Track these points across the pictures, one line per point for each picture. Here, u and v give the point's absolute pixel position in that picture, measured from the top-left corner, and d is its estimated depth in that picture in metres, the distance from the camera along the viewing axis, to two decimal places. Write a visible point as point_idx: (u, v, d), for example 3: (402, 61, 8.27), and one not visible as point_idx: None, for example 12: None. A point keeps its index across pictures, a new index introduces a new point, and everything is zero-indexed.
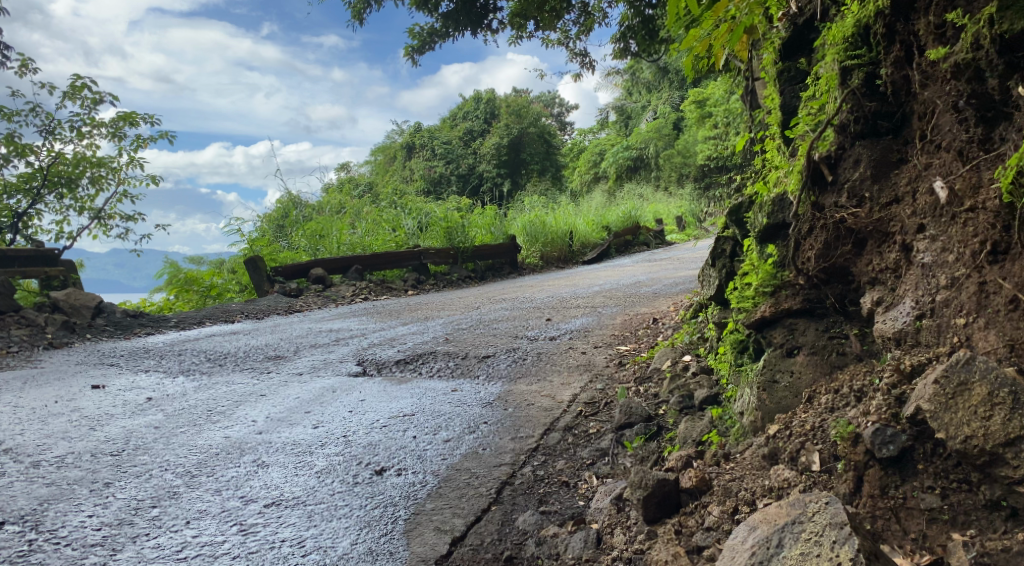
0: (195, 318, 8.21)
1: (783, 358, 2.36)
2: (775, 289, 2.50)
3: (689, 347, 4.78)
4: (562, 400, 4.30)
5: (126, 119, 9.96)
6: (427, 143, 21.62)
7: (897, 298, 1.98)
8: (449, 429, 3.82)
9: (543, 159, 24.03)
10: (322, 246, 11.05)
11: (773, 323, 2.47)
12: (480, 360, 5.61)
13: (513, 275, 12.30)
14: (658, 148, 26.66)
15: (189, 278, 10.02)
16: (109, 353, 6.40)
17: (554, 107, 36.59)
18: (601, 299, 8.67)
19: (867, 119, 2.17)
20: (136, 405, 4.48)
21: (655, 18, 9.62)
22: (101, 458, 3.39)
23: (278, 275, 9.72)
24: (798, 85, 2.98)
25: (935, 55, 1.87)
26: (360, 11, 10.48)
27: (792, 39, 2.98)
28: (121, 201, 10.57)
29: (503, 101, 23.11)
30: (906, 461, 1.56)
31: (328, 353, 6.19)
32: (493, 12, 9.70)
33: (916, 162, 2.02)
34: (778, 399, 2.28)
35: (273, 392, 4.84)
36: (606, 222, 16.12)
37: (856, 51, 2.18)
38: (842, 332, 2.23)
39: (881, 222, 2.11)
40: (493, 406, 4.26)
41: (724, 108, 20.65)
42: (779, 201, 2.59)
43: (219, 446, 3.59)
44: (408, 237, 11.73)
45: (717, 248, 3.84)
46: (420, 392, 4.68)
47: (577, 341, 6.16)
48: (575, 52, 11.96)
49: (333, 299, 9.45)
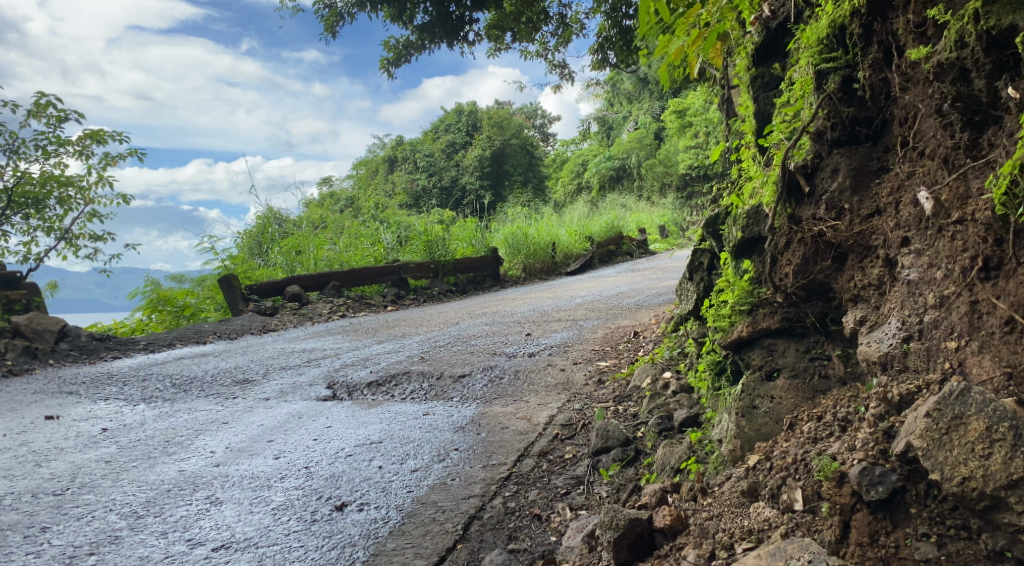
0: (165, 341, 7.95)
1: (762, 382, 2.21)
2: (751, 309, 2.34)
3: (669, 364, 4.63)
4: (537, 422, 4.13)
5: (94, 137, 9.70)
6: (409, 156, 21.79)
7: (882, 318, 1.83)
8: (418, 457, 3.64)
9: (525, 171, 23.95)
10: (299, 263, 10.76)
11: (751, 343, 2.32)
12: (456, 380, 5.43)
13: (495, 288, 12.13)
14: (640, 157, 26.70)
15: (161, 297, 9.57)
16: (70, 380, 6.13)
17: (536, 119, 36.62)
18: (583, 312, 8.52)
19: (845, 125, 2.03)
20: (90, 437, 4.26)
21: (632, 28, 9.56)
22: (42, 499, 3.16)
23: (252, 293, 9.49)
24: (772, 92, 2.85)
25: (917, 55, 1.74)
26: (334, 24, 10.34)
27: (765, 43, 2.88)
28: (90, 221, 10.29)
29: (484, 114, 23.06)
30: (897, 503, 1.40)
31: (299, 375, 5.97)
32: (470, 24, 9.60)
33: (898, 171, 1.88)
34: (757, 426, 2.13)
35: (237, 420, 4.63)
36: (589, 232, 16.03)
37: (832, 54, 2.05)
38: (824, 353, 2.09)
39: (863, 235, 1.96)
40: (466, 431, 4.08)
41: (705, 117, 20.72)
42: (754, 213, 2.43)
43: (172, 482, 3.38)
44: (387, 252, 11.53)
45: (695, 261, 3.72)
46: (390, 417, 4.49)
47: (557, 357, 6.00)
48: (554, 63, 11.89)
49: (310, 316, 9.23)
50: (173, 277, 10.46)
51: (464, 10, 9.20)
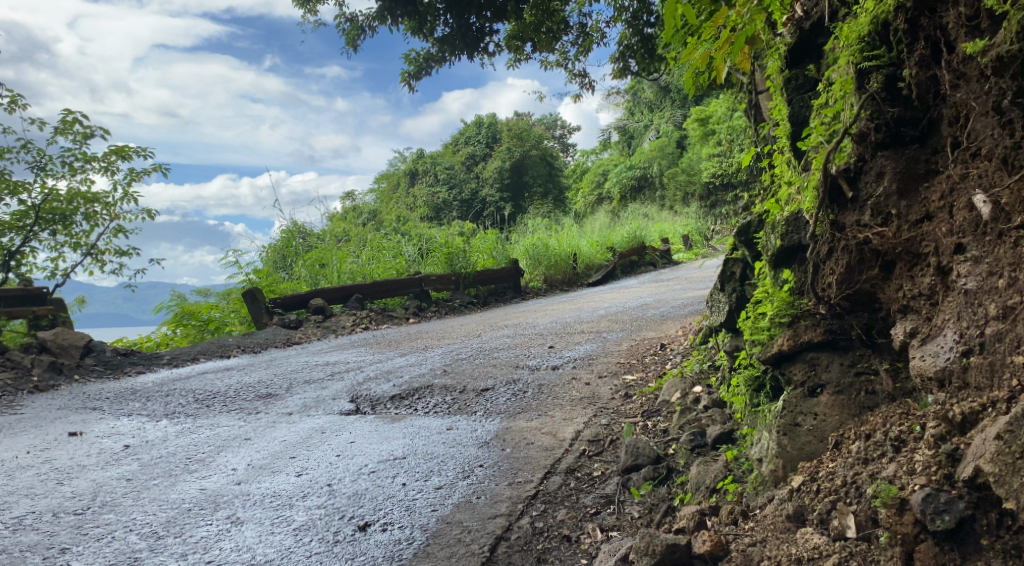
0: (188, 355, 7.96)
1: (806, 399, 2.10)
2: (792, 321, 2.22)
3: (699, 377, 4.53)
4: (564, 438, 4.03)
5: (119, 153, 9.81)
6: (430, 169, 21.83)
7: (936, 330, 1.71)
8: (442, 474, 3.57)
9: (546, 182, 23.90)
10: (322, 276, 10.77)
11: (792, 357, 2.20)
12: (479, 393, 5.35)
13: (517, 299, 12.05)
14: (661, 167, 26.56)
15: (186, 311, 9.64)
16: (94, 396, 6.14)
17: (555, 130, 36.64)
18: (606, 323, 8.41)
19: (889, 126, 1.92)
20: (112, 454, 4.23)
21: (654, 37, 9.48)
22: (62, 519, 3.13)
23: (276, 306, 9.48)
24: (806, 94, 2.76)
25: (973, 49, 1.63)
26: (355, 37, 10.39)
27: (798, 45, 2.80)
28: (116, 236, 10.39)
29: (504, 125, 23.09)
30: (965, 533, 1.29)
31: (322, 389, 5.93)
32: (490, 35, 9.56)
33: (949, 174, 1.77)
34: (800, 445, 2.03)
35: (259, 436, 4.59)
36: (611, 242, 15.91)
37: (874, 51, 1.95)
38: (871, 367, 1.98)
39: (912, 242, 1.84)
40: (490, 446, 3.99)
41: (726, 126, 20.56)
42: (793, 220, 2.31)
43: (193, 501, 3.34)
44: (409, 264, 11.51)
45: (727, 271, 3.65)
46: (414, 432, 4.42)
47: (582, 369, 5.90)
48: (574, 73, 11.84)
49: (333, 329, 9.21)
50: (198, 291, 10.50)
51: (485, 21, 9.19)
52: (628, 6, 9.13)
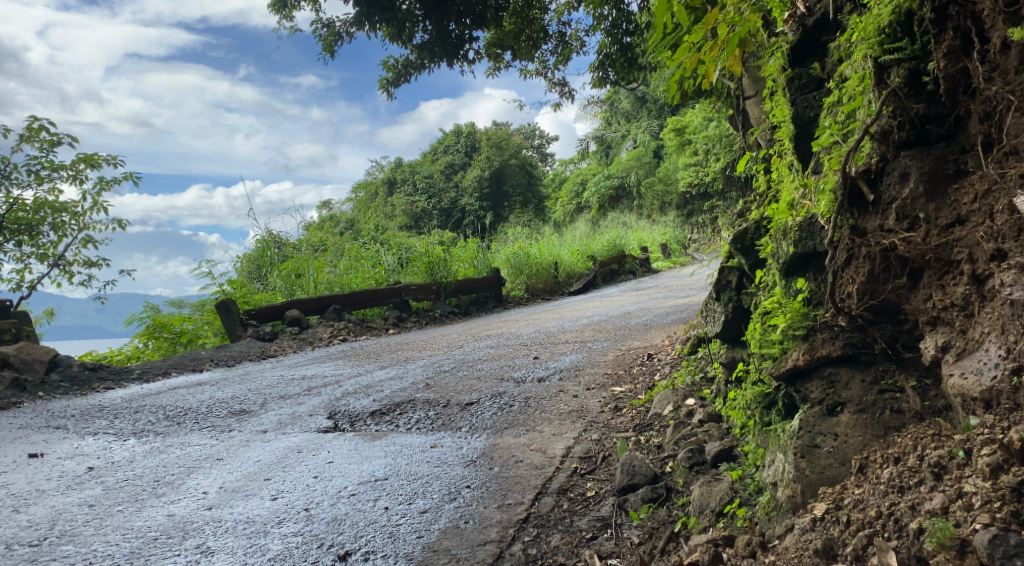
0: (160, 369, 7.65)
1: (825, 418, 1.95)
2: (807, 334, 2.07)
3: (691, 390, 4.38)
4: (554, 455, 3.86)
5: (87, 162, 9.49)
6: (408, 178, 21.58)
7: (974, 344, 1.56)
8: (426, 497, 3.39)
9: (525, 191, 23.80)
10: (298, 286, 10.46)
11: (808, 373, 2.05)
12: (463, 408, 5.15)
13: (498, 309, 11.87)
14: (639, 176, 26.60)
15: (157, 324, 9.30)
16: (58, 414, 5.84)
17: (534, 139, 36.65)
18: (591, 333, 8.25)
19: (914, 124, 1.78)
20: (75, 477, 3.98)
21: (633, 45, 9.41)
22: (15, 552, 2.89)
23: (251, 318, 9.19)
24: (811, 94, 2.63)
25: (1018, 35, 1.48)
26: (332, 44, 10.19)
27: (801, 42, 2.68)
28: (84, 247, 10.05)
29: (483, 134, 22.94)
30: None
31: (298, 404, 5.69)
32: (469, 42, 9.41)
33: (983, 175, 1.63)
34: (820, 469, 1.87)
35: (232, 455, 4.36)
36: (591, 251, 15.81)
37: (896, 43, 1.81)
38: (895, 384, 1.83)
39: (942, 249, 1.70)
40: (477, 465, 3.80)
41: (704, 135, 20.63)
42: (806, 226, 2.15)
43: (159, 529, 3.11)
44: (388, 274, 11.30)
45: (722, 279, 3.53)
46: (395, 450, 4.21)
47: (568, 381, 5.73)
48: (554, 81, 11.74)
49: (309, 341, 8.96)
50: (171, 303, 10.16)
51: (465, 28, 9.03)
52: (608, 14, 9.03)
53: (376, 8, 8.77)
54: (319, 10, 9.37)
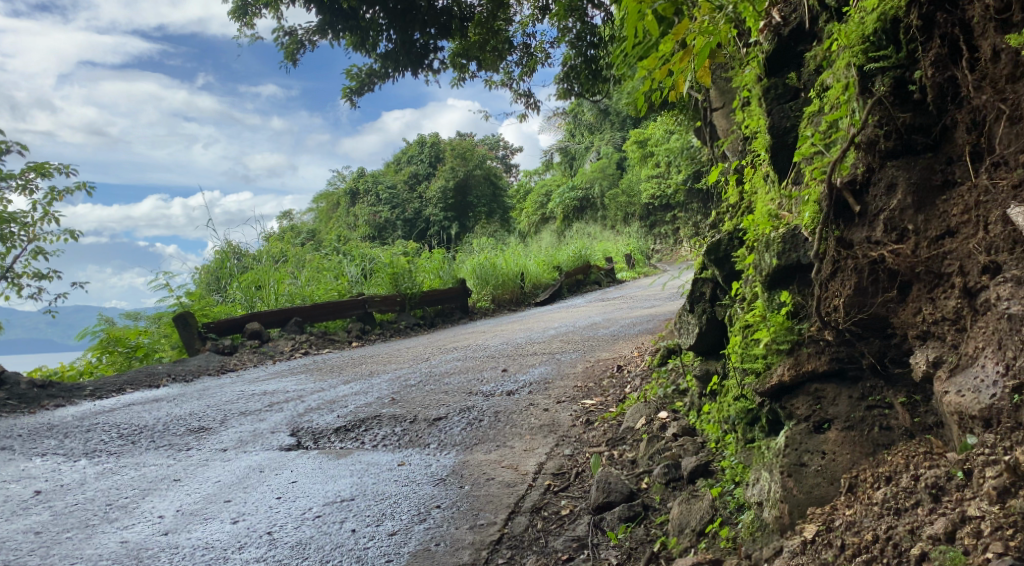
0: (113, 385, 7.34)
1: (812, 435, 1.89)
2: (792, 348, 2.01)
3: (663, 402, 4.31)
4: (526, 471, 3.76)
5: (37, 170, 9.13)
6: (371, 189, 21.35)
7: (968, 359, 1.52)
8: (395, 518, 3.26)
9: (489, 201, 23.75)
10: (258, 298, 10.17)
11: (794, 389, 1.99)
12: (431, 423, 5.01)
13: (464, 320, 11.74)
14: (603, 187, 26.78)
15: (111, 337, 8.93)
16: (4, 434, 5.53)
17: (498, 150, 36.70)
18: (558, 344, 8.17)
19: (900, 133, 1.75)
20: (20, 502, 3.75)
21: (598, 58, 9.43)
22: None
23: (210, 331, 8.90)
24: (787, 104, 2.59)
25: (1017, 40, 1.44)
26: (294, 51, 10.00)
27: (776, 52, 2.65)
28: (34, 259, 9.64)
29: (447, 144, 22.83)
30: None
31: (259, 421, 5.48)
32: (434, 52, 9.31)
33: (973, 185, 1.59)
34: (808, 488, 1.80)
35: (190, 476, 4.16)
36: (557, 262, 15.79)
37: (881, 51, 1.78)
38: (884, 401, 1.78)
39: (932, 261, 1.66)
40: (447, 484, 3.68)
41: (666, 147, 20.85)
42: (790, 238, 2.09)
43: (111, 558, 3.00)
44: (351, 286, 11.09)
45: (696, 291, 3.47)
46: (362, 469, 4.06)
47: (538, 395, 5.63)
48: (519, 92, 11.72)
49: (270, 355, 8.71)
50: (127, 316, 9.78)
51: (429, 37, 8.92)
52: (573, 26, 9.03)
53: (340, 16, 8.59)
54: (280, 17, 9.17)
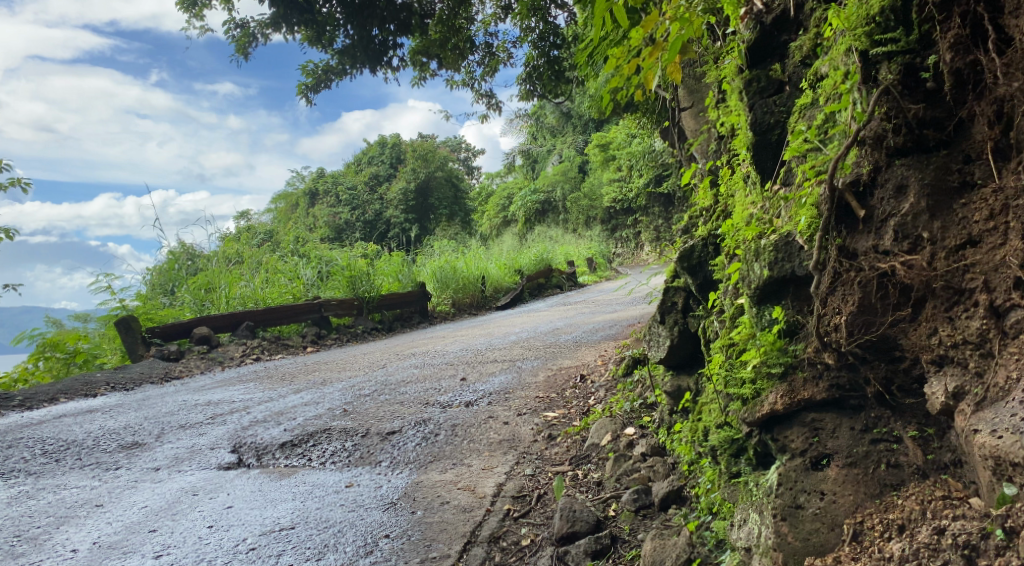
0: (46, 394, 6.80)
1: (809, 472, 1.64)
2: (785, 372, 1.75)
3: (630, 417, 4.10)
4: (484, 494, 3.47)
5: None
6: (330, 189, 20.81)
7: (999, 392, 1.31)
8: (338, 551, 2.95)
9: (451, 204, 23.47)
10: (208, 301, 9.64)
11: (786, 419, 1.73)
12: (384, 438, 4.69)
13: (423, 325, 11.40)
14: (565, 190, 26.67)
15: (47, 341, 8.10)
16: None
17: (460, 152, 36.35)
18: (519, 351, 7.89)
19: (910, 128, 1.52)
20: None
21: (561, 59, 9.21)
22: None
23: (154, 336, 8.39)
24: (770, 99, 2.38)
25: None
26: (246, 44, 9.56)
27: (758, 42, 2.44)
28: None
29: (409, 145, 22.45)
30: None
31: (199, 436, 5.08)
32: (393, 49, 8.97)
33: (999, 187, 1.38)
34: (805, 535, 1.56)
35: (114, 499, 3.78)
36: (519, 265, 15.55)
37: (889, 33, 1.57)
38: (891, 434, 1.55)
39: (950, 275, 1.43)
40: (397, 508, 3.38)
41: (627, 151, 20.82)
42: (783, 245, 1.81)
43: None
44: (306, 288, 10.65)
45: (667, 301, 3.27)
46: (305, 491, 3.72)
47: (498, 406, 5.36)
48: (481, 92, 11.47)
49: (218, 361, 8.25)
50: (77, 316, 9.10)
51: (388, 34, 8.52)
52: (535, 26, 8.78)
53: (295, 9, 8.06)
54: (232, 9, 8.74)
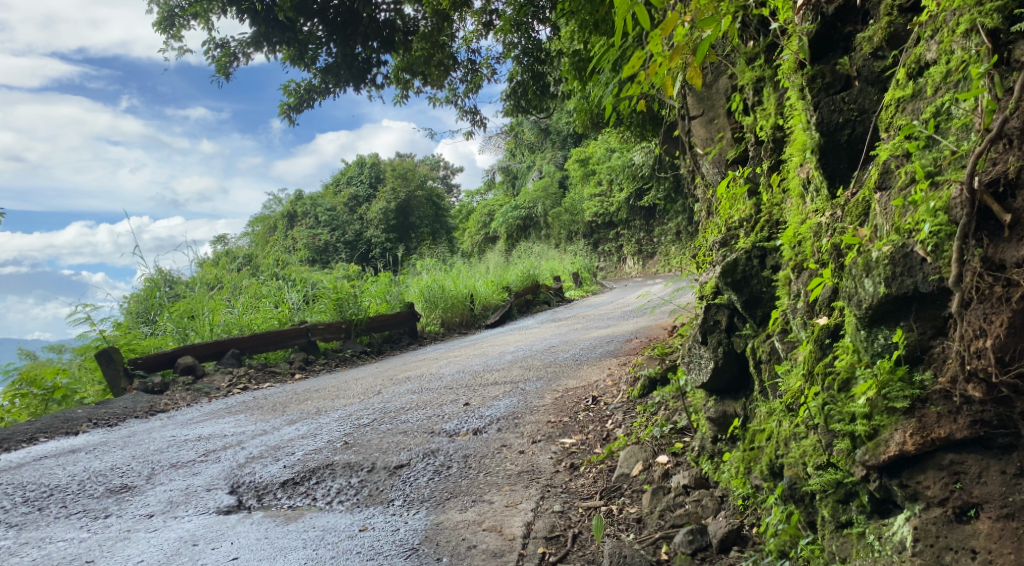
0: (23, 434, 6.37)
1: (953, 526, 1.48)
2: (911, 407, 1.58)
3: (659, 444, 3.83)
4: (513, 536, 3.17)
5: None
6: (310, 210, 20.33)
7: None
8: None
9: (432, 222, 23.18)
10: (191, 329, 9.18)
11: (918, 461, 1.56)
12: (392, 473, 4.38)
13: (413, 346, 11.05)
14: (546, 206, 26.49)
15: (23, 377, 7.63)
16: None
17: (439, 170, 36.16)
18: (519, 371, 7.59)
19: None
20: None
21: (546, 73, 9.01)
22: None
23: (137, 368, 7.97)
24: (836, 95, 2.15)
25: None
26: (225, 64, 9.27)
27: (818, 35, 2.23)
28: None
29: (388, 165, 22.54)
30: None
31: (192, 476, 4.73)
32: (376, 66, 8.69)
33: None
34: None
35: (107, 553, 3.44)
36: (506, 282, 15.28)
37: None
38: None
39: None
40: (421, 555, 3.07)
41: (606, 166, 20.71)
42: (899, 258, 1.63)
43: None
44: (292, 313, 10.26)
45: (709, 320, 3.06)
46: (317, 537, 3.40)
47: (509, 432, 5.07)
48: (464, 109, 11.29)
49: (205, 392, 7.84)
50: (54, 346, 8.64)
51: (371, 52, 8.16)
52: (518, 42, 8.58)
53: (276, 28, 7.72)
54: (210, 28, 8.42)
